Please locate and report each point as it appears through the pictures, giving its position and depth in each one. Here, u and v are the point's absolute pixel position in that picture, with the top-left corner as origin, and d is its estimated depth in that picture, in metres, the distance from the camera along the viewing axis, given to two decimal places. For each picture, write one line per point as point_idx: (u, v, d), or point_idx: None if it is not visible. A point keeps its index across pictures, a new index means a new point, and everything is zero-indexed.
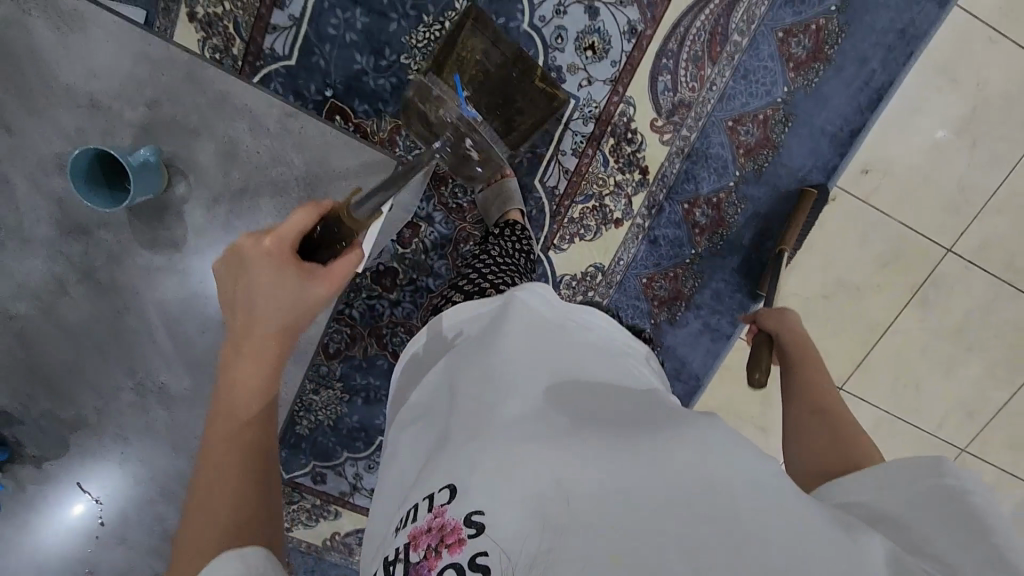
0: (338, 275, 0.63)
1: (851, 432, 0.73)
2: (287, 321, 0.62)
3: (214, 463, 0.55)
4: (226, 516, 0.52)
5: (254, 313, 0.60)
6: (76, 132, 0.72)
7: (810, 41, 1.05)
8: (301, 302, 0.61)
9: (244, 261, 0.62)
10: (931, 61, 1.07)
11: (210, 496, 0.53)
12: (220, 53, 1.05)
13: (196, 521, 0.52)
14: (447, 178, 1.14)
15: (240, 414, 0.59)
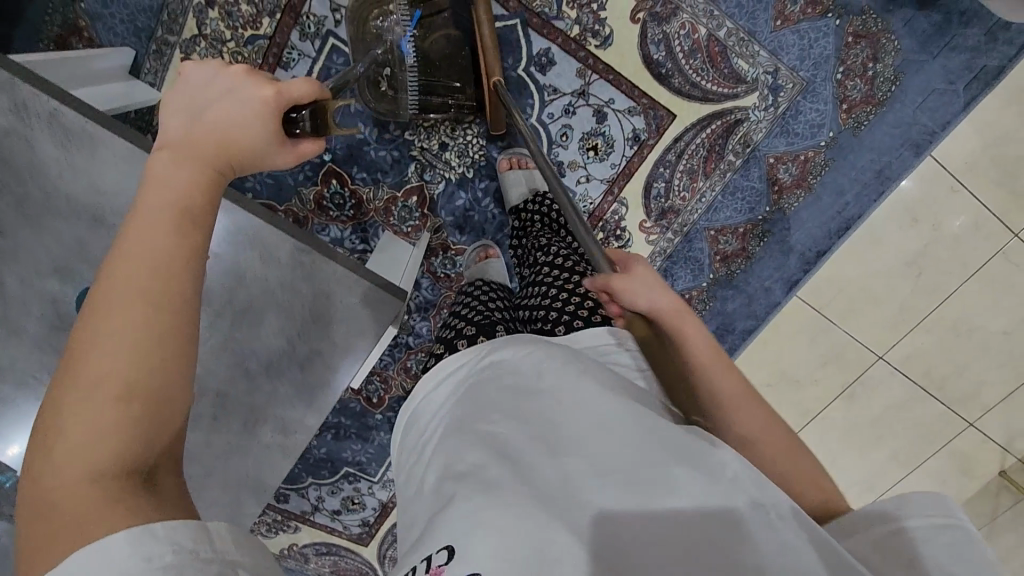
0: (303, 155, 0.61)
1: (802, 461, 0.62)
2: (234, 156, 0.55)
3: (109, 307, 0.43)
4: (118, 415, 0.40)
5: (223, 132, 0.54)
6: (77, 243, 0.71)
7: (796, 169, 1.11)
8: (256, 155, 0.56)
9: (207, 86, 0.57)
10: (898, 199, 1.16)
11: (104, 380, 0.41)
12: None
13: (77, 420, 0.40)
14: (438, 250, 1.15)
15: (147, 281, 0.44)
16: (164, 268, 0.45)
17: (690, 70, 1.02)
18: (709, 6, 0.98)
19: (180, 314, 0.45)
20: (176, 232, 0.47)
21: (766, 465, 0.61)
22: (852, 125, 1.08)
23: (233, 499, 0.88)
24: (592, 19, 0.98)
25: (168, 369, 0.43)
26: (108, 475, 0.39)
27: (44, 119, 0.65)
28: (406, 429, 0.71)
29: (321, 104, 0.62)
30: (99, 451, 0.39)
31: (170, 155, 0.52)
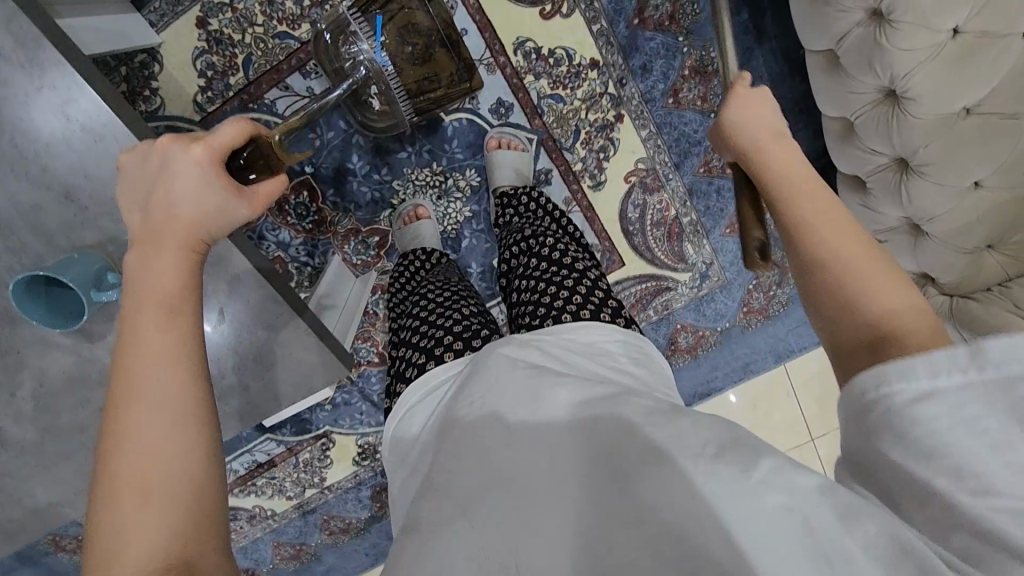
0: (267, 197, 0.61)
1: (895, 298, 0.51)
2: (194, 223, 0.57)
3: (128, 424, 0.49)
4: (141, 515, 0.46)
5: (177, 209, 0.56)
6: (30, 208, 0.65)
7: (693, 340, 1.32)
8: (221, 214, 0.58)
9: (161, 158, 0.57)
10: (748, 389, 1.41)
11: (124, 493, 0.46)
12: (213, 72, 0.94)
13: (130, 535, 0.45)
14: (377, 289, 1.16)
15: (149, 377, 0.50)
16: (175, 358, 0.52)
17: (650, 236, 1.18)
18: (685, 197, 1.14)
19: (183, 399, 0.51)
20: (166, 323, 0.53)
21: (868, 289, 0.52)
22: (744, 324, 1.31)
23: (76, 490, 0.81)
24: (595, 163, 1.09)
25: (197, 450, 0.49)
26: (165, 565, 0.44)
27: (62, 90, 0.62)
28: (395, 435, 0.66)
29: (260, 140, 0.60)
30: (153, 547, 0.45)
31: (142, 252, 0.56)
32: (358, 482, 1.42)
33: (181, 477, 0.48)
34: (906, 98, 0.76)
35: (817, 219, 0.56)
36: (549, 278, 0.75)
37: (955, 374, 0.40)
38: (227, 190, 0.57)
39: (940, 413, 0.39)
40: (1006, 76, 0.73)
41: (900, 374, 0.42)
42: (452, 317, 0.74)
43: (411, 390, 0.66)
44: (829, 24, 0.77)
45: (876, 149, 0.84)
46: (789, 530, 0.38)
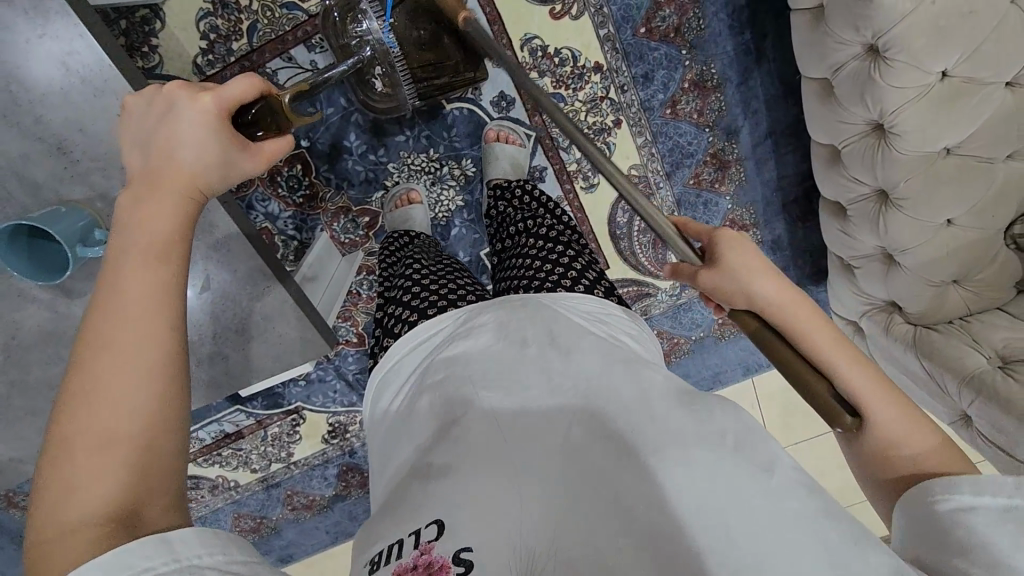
0: (274, 155, 0.62)
1: (915, 453, 0.55)
2: (197, 173, 0.57)
3: (96, 365, 0.49)
4: (99, 465, 0.46)
5: (180, 162, 0.56)
6: (20, 157, 0.64)
7: (668, 345, 1.35)
8: (223, 166, 0.58)
9: (167, 107, 0.57)
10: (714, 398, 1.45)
11: (82, 438, 0.46)
12: (216, 36, 0.93)
13: (80, 478, 0.45)
14: (363, 269, 1.16)
15: (136, 322, 0.50)
16: (158, 307, 0.52)
17: (636, 242, 1.20)
18: (673, 207, 1.17)
19: (156, 349, 0.50)
20: (155, 272, 0.53)
21: (890, 445, 0.56)
22: (717, 335, 1.34)
23: (44, 446, 0.80)
24: (589, 165, 1.11)
25: (161, 406, 0.49)
26: (112, 517, 0.44)
27: (65, 41, 0.61)
28: (378, 388, 0.66)
29: (270, 98, 0.61)
30: (102, 498, 0.44)
31: (136, 195, 0.56)
32: (326, 460, 1.43)
33: (145, 429, 0.48)
34: (892, 133, 0.79)
35: (852, 364, 0.58)
36: (545, 255, 0.76)
37: (997, 496, 0.48)
38: (233, 144, 0.58)
39: (981, 525, 0.47)
40: (984, 121, 0.77)
41: (948, 487, 0.50)
42: (444, 283, 0.75)
43: (402, 342, 0.66)
44: (826, 53, 0.80)
45: (859, 178, 0.87)
46: (779, 507, 0.44)
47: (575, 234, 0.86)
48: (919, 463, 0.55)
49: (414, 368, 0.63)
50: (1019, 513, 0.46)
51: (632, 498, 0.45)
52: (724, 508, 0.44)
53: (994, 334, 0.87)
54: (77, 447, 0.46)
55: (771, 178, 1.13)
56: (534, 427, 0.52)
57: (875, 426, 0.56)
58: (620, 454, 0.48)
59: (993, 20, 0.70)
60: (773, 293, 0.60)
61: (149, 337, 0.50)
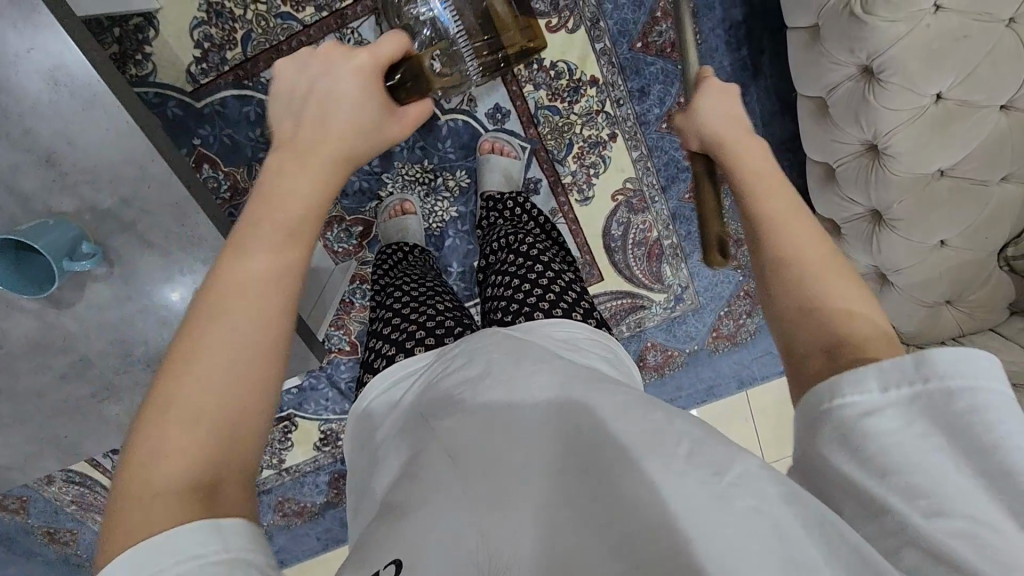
0: (417, 118, 0.64)
1: (849, 309, 0.52)
2: (335, 144, 0.59)
3: (208, 334, 0.50)
4: (187, 437, 0.46)
5: (331, 123, 0.59)
6: (7, 169, 0.64)
7: (661, 358, 1.35)
8: (364, 136, 0.60)
9: (323, 71, 0.59)
10: (707, 411, 1.44)
11: (177, 406, 0.46)
12: (210, 44, 0.93)
13: (174, 439, 0.45)
14: (357, 278, 1.16)
15: (250, 295, 0.52)
16: (277, 288, 0.54)
17: (630, 255, 1.20)
18: (668, 221, 1.16)
19: (253, 325, 0.51)
20: (278, 250, 0.55)
21: (818, 298, 0.53)
22: (711, 349, 1.33)
23: (34, 451, 0.81)
24: (584, 178, 1.10)
25: (249, 384, 0.49)
26: (188, 488, 0.43)
27: (53, 53, 0.61)
28: (361, 427, 0.65)
29: (413, 60, 0.62)
30: (180, 469, 0.44)
31: (282, 161, 0.59)
32: (317, 467, 1.42)
33: (245, 397, 0.49)
34: (887, 154, 0.79)
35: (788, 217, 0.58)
36: (525, 274, 0.76)
37: (900, 388, 0.43)
38: (382, 113, 0.61)
39: (890, 433, 0.42)
40: (978, 144, 0.77)
41: (857, 385, 0.45)
42: (427, 312, 0.74)
43: (383, 376, 0.66)
44: (822, 73, 0.79)
45: (854, 198, 0.87)
46: (740, 512, 0.39)
47: (559, 248, 0.86)
48: (833, 308, 0.53)
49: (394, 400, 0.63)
50: (925, 405, 0.42)
51: (626, 509, 0.41)
52: (693, 512, 0.39)
53: (986, 356, 0.87)
54: (179, 408, 0.46)
55: None
56: (494, 446, 0.48)
57: (812, 295, 0.54)
58: (594, 461, 0.44)
59: (987, 44, 0.70)
60: (724, 127, 0.63)
61: (244, 316, 0.51)
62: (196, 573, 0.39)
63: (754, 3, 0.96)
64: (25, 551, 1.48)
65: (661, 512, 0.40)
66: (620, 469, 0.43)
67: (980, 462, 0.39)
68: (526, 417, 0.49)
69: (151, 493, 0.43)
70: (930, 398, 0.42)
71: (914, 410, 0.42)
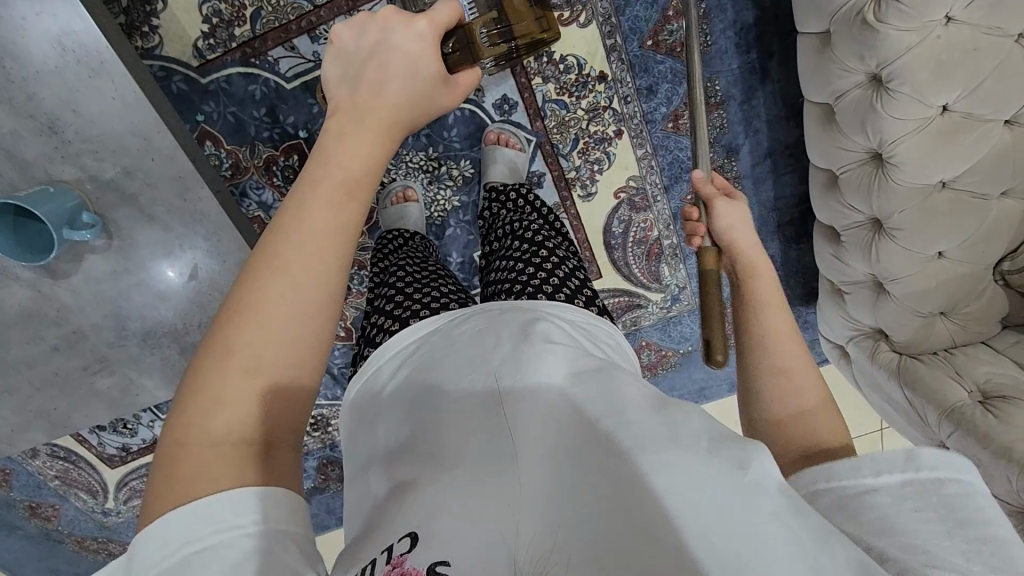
0: (464, 89, 0.65)
1: (816, 416, 0.58)
2: (394, 107, 0.56)
3: (263, 286, 0.49)
4: (245, 390, 0.46)
5: (389, 86, 0.56)
6: (9, 135, 0.63)
7: (655, 358, 1.35)
8: (423, 104, 0.58)
9: (383, 27, 0.56)
10: None
11: (234, 359, 0.46)
12: (219, 20, 0.92)
13: (229, 391, 0.45)
14: (354, 263, 1.15)
15: (302, 252, 0.50)
16: (329, 249, 0.51)
17: (630, 253, 1.20)
18: (669, 220, 1.17)
19: (308, 285, 0.50)
20: (337, 204, 0.52)
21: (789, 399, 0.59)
22: None
23: (22, 422, 0.80)
24: (588, 174, 1.10)
25: (304, 345, 0.49)
26: (243, 442, 0.45)
27: (61, 18, 0.59)
28: (363, 386, 0.65)
29: (462, 29, 0.63)
30: (237, 423, 0.45)
31: (342, 121, 0.55)
32: (306, 452, 1.42)
33: (295, 360, 0.49)
34: (890, 163, 0.80)
35: (768, 309, 0.65)
36: (529, 259, 0.77)
37: (894, 472, 0.45)
38: (437, 78, 0.58)
39: (882, 504, 0.44)
40: (982, 157, 0.78)
41: (851, 472, 0.47)
42: (429, 292, 0.75)
43: (388, 344, 0.66)
44: (831, 80, 0.80)
45: (855, 206, 0.88)
46: (756, 507, 0.40)
47: (564, 242, 0.87)
48: (797, 408, 0.58)
49: (402, 363, 0.63)
50: (917, 486, 0.44)
51: (629, 499, 0.41)
52: (700, 507, 0.40)
53: (976, 368, 0.88)
54: (236, 362, 0.46)
55: (769, 199, 1.14)
56: (520, 420, 0.48)
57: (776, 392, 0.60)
58: (596, 449, 0.44)
59: (997, 59, 0.71)
60: (736, 236, 0.70)
61: (300, 273, 0.50)
62: (237, 542, 0.40)
63: (765, 7, 0.96)
64: (4, 526, 1.46)
65: (661, 503, 0.40)
66: (627, 462, 0.43)
67: (968, 529, 0.42)
68: (532, 406, 0.49)
69: (206, 445, 0.44)
70: (924, 485, 0.44)
71: (911, 488, 0.44)
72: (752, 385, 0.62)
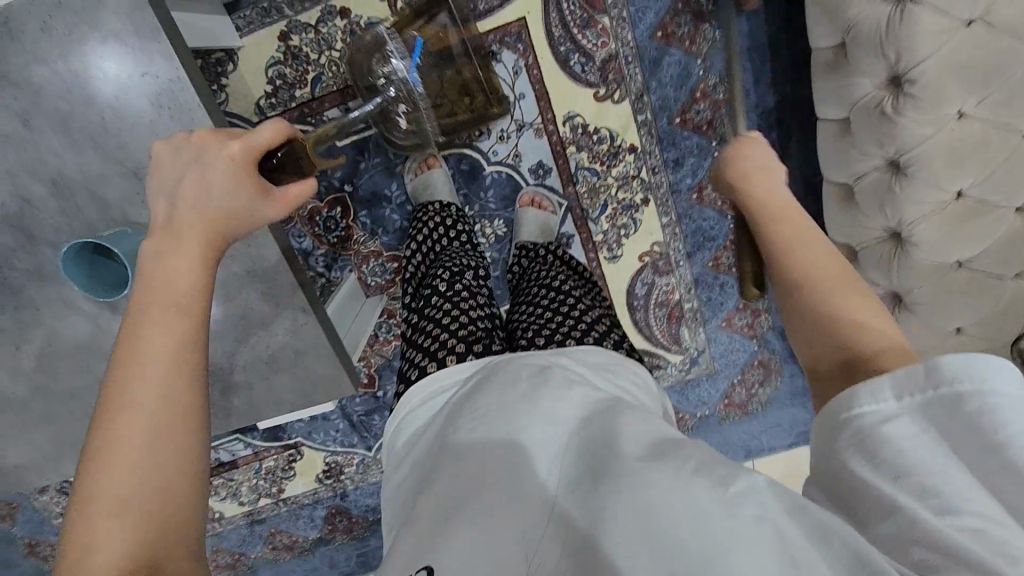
0: (295, 195, 0.64)
1: (862, 329, 0.53)
2: (225, 219, 0.61)
3: (112, 423, 0.52)
4: (117, 522, 0.49)
5: (213, 208, 0.60)
6: (96, 179, 0.68)
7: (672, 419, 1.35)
8: (242, 215, 0.61)
9: (200, 155, 0.60)
10: None
11: (97, 500, 0.49)
12: (282, 82, 1.00)
13: (100, 536, 0.48)
14: (387, 313, 1.19)
15: (143, 377, 0.54)
16: (171, 360, 0.55)
17: (651, 315, 1.23)
18: (691, 285, 1.20)
19: (150, 400, 0.53)
20: (170, 322, 0.56)
21: (832, 315, 0.55)
22: (721, 416, 1.33)
23: (57, 453, 0.81)
24: (614, 237, 1.15)
25: (166, 451, 0.52)
26: (130, 563, 0.47)
27: (165, 79, 0.64)
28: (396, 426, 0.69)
29: (295, 142, 0.64)
30: (120, 548, 0.48)
31: (162, 248, 0.59)
32: (315, 500, 1.40)
33: (158, 469, 0.51)
34: (909, 242, 0.84)
35: (792, 249, 0.60)
36: (556, 305, 0.81)
37: (913, 394, 0.44)
38: (260, 193, 0.62)
39: (900, 439, 0.43)
40: (996, 240, 0.82)
41: (871, 397, 0.45)
42: (462, 319, 0.78)
43: (420, 384, 0.68)
44: (851, 162, 0.86)
45: (874, 279, 0.92)
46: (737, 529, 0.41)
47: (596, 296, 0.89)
48: (845, 326, 0.54)
49: (421, 414, 0.66)
50: (943, 408, 0.42)
51: (605, 536, 0.44)
52: (682, 524, 0.41)
53: None
54: (99, 502, 0.49)
55: None
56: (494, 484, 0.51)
57: (818, 312, 0.56)
58: (568, 511, 0.47)
59: (1006, 150, 0.77)
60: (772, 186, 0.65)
61: (147, 392, 0.53)
62: None
63: (785, 93, 1.05)
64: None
65: (648, 531, 0.42)
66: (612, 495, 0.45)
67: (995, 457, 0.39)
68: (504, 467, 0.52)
69: None
70: (948, 405, 0.42)
71: (929, 416, 0.43)
72: (798, 311, 0.57)
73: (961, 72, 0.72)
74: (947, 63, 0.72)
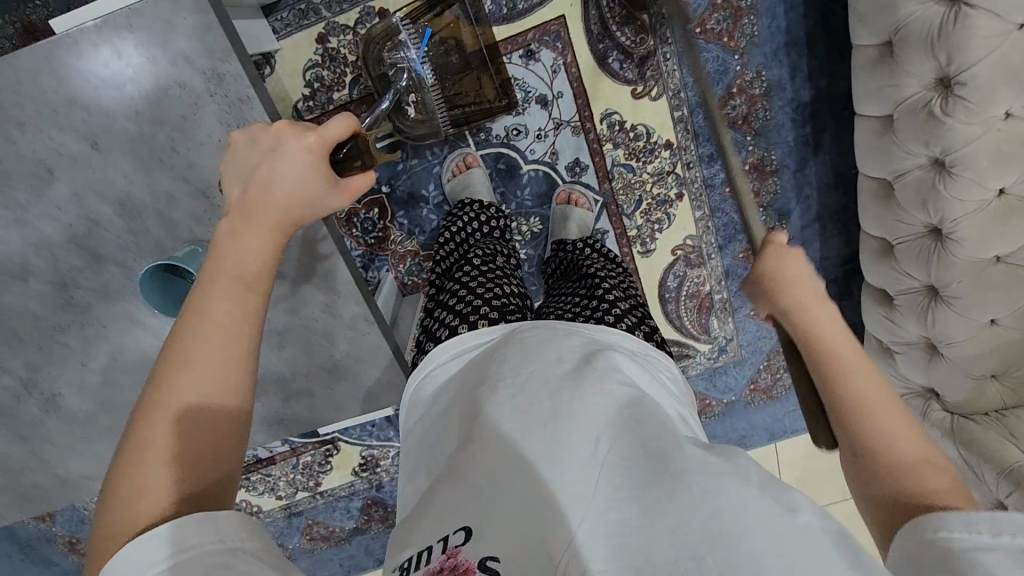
0: (353, 191, 0.63)
1: (922, 470, 0.51)
2: (290, 207, 0.58)
3: (169, 372, 0.50)
4: (163, 474, 0.47)
5: (278, 195, 0.58)
6: (166, 197, 0.68)
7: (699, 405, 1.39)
8: (307, 203, 0.59)
9: (277, 142, 0.59)
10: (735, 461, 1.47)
11: (147, 448, 0.47)
12: (320, 85, 0.99)
13: (143, 482, 0.46)
14: None
15: (203, 337, 0.52)
16: (235, 330, 0.53)
17: (682, 306, 1.25)
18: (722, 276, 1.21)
19: (210, 360, 0.51)
20: (239, 293, 0.54)
21: (887, 451, 0.53)
22: (748, 401, 1.36)
23: None
24: (648, 232, 1.17)
25: (222, 420, 0.50)
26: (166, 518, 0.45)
27: (234, 98, 0.64)
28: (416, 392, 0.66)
29: (360, 138, 0.63)
30: (159, 500, 0.46)
31: (233, 220, 0.58)
32: (351, 492, 1.44)
33: (212, 433, 0.49)
34: (951, 239, 0.86)
35: (847, 364, 0.57)
36: (595, 295, 0.80)
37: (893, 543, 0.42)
38: (325, 188, 0.60)
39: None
40: None
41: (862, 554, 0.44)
42: (493, 288, 0.77)
43: (448, 345, 0.66)
44: (893, 160, 0.87)
45: (913, 274, 0.94)
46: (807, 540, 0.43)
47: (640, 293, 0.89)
48: (891, 464, 0.52)
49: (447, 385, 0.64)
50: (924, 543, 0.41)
51: (668, 516, 0.44)
52: (749, 529, 0.43)
53: None
54: (147, 452, 0.47)
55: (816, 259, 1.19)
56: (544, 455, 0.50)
57: (871, 446, 0.54)
58: (625, 492, 0.47)
59: None
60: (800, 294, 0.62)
61: (205, 357, 0.51)
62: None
63: (821, 88, 1.05)
64: (41, 561, 1.45)
65: (710, 523, 0.43)
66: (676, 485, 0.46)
67: None
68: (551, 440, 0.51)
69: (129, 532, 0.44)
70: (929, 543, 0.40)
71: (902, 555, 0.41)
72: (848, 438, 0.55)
73: (1014, 75, 0.74)
74: (998, 65, 0.74)
